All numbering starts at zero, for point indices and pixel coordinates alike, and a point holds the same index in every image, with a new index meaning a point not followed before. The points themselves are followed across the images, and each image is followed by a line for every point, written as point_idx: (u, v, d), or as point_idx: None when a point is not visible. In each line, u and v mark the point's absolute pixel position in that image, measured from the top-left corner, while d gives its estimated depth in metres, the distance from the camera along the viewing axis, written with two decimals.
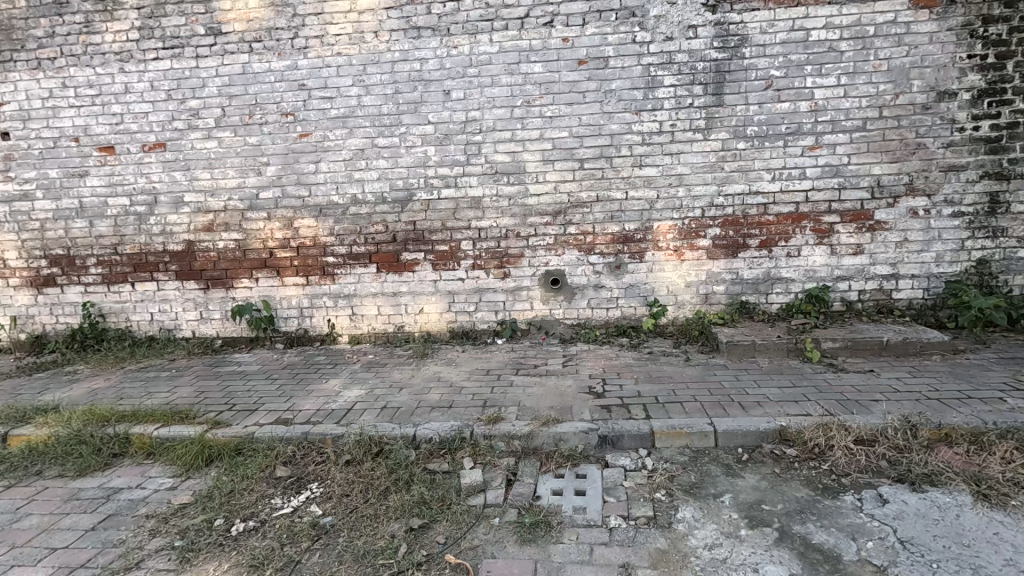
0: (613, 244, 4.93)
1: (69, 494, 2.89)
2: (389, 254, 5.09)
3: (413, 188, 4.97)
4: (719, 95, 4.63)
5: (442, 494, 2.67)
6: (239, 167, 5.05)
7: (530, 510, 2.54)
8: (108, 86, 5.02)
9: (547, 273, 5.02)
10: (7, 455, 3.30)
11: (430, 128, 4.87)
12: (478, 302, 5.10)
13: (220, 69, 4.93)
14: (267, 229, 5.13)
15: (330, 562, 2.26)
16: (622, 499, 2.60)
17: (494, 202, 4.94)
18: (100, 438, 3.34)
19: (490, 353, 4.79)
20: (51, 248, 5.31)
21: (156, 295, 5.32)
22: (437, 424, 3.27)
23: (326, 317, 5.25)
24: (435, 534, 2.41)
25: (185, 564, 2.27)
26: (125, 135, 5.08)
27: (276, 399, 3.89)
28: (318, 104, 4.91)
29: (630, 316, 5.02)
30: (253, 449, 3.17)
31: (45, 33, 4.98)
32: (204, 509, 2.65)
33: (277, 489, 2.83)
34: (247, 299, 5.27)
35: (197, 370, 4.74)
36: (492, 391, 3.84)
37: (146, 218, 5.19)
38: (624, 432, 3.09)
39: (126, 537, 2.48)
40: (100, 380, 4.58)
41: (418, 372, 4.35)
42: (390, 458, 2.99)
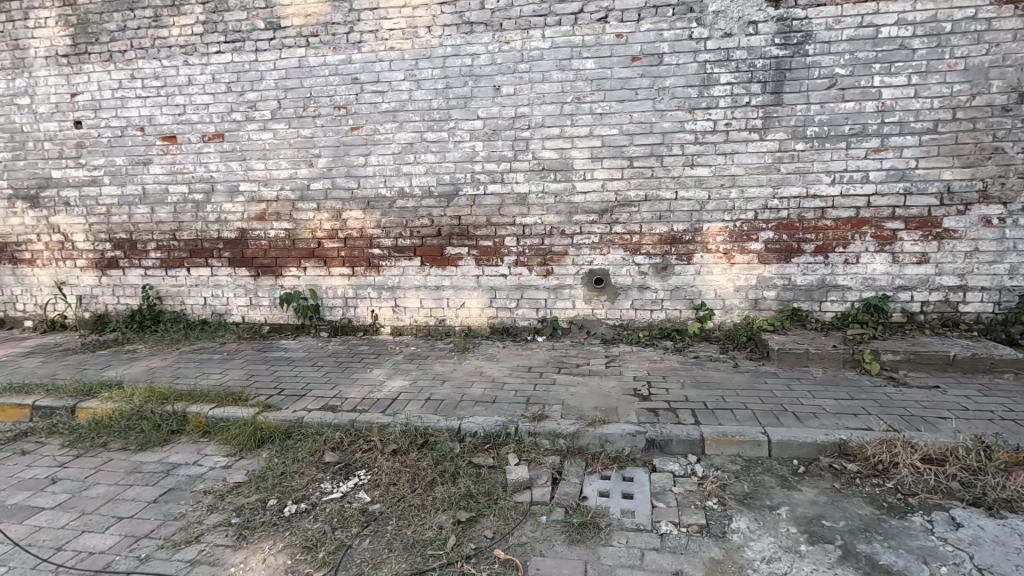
0: (661, 245, 4.83)
1: (132, 467, 3.02)
2: (434, 247, 5.13)
3: (459, 183, 4.99)
4: (778, 94, 4.47)
5: (488, 489, 2.67)
6: (292, 158, 5.18)
7: (578, 510, 2.51)
8: (172, 78, 5.23)
9: (591, 272, 4.96)
10: (76, 427, 3.48)
11: (479, 123, 4.88)
12: (520, 299, 5.09)
13: (277, 63, 5.06)
14: (316, 219, 5.25)
15: (380, 548, 2.29)
16: (672, 505, 2.55)
17: (540, 199, 4.91)
18: (160, 414, 3.49)
19: (530, 350, 4.77)
20: (115, 232, 5.58)
21: (209, 281, 5.53)
22: (481, 419, 3.27)
23: (369, 308, 5.35)
24: (483, 528, 2.41)
25: (242, 541, 2.34)
26: (186, 126, 5.29)
27: (323, 386, 3.97)
28: (370, 98, 4.98)
29: (675, 319, 4.92)
30: (303, 434, 3.25)
31: (117, 27, 5.23)
32: (258, 489, 2.72)
33: (327, 473, 2.88)
34: (295, 287, 5.41)
35: (247, 354, 4.90)
36: (535, 388, 3.83)
37: (204, 205, 5.39)
38: (673, 437, 3.02)
39: (186, 510, 2.58)
40: (157, 359, 4.78)
41: (460, 365, 4.37)
42: (436, 450, 3.01)
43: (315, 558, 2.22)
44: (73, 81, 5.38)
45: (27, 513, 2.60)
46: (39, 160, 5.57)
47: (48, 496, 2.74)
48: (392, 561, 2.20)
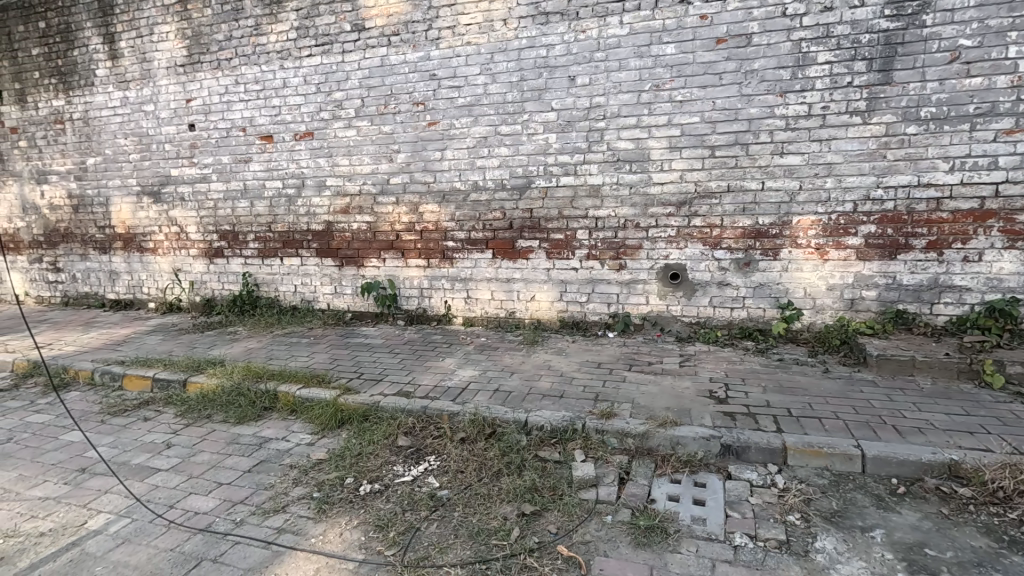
0: (743, 239, 4.54)
1: (231, 438, 3.34)
2: (505, 240, 5.16)
3: (532, 175, 4.98)
4: (887, 72, 4.02)
5: (553, 484, 2.66)
6: (373, 154, 5.43)
7: (646, 512, 2.44)
8: (270, 81, 5.65)
9: (666, 267, 4.77)
10: (187, 399, 3.90)
11: (553, 115, 4.83)
12: (591, 293, 5.01)
13: (362, 63, 5.31)
14: (395, 213, 5.47)
15: (446, 533, 2.36)
16: (748, 516, 2.40)
17: (614, 191, 4.79)
18: (255, 391, 3.82)
19: (600, 345, 4.69)
20: (221, 224, 6.16)
21: (299, 270, 5.95)
22: (548, 413, 3.27)
23: (443, 299, 5.51)
24: (547, 523, 2.41)
25: (322, 514, 2.51)
26: (281, 125, 5.70)
27: (398, 372, 4.16)
28: (446, 93, 5.09)
29: (758, 318, 4.61)
30: (378, 417, 3.43)
31: (224, 36, 5.73)
32: (337, 467, 2.90)
33: (399, 457, 3.02)
34: (375, 277, 5.69)
35: (331, 339, 5.23)
36: (604, 384, 3.76)
37: (295, 199, 5.79)
38: (751, 444, 2.85)
39: (275, 482, 2.81)
40: (254, 341, 5.24)
41: (529, 358, 4.38)
42: (503, 441, 3.05)
43: (385, 537, 2.33)
44: (188, 88, 5.98)
45: (146, 472, 2.96)
46: (161, 160, 6.26)
47: (163, 460, 3.10)
48: (457, 547, 2.26)
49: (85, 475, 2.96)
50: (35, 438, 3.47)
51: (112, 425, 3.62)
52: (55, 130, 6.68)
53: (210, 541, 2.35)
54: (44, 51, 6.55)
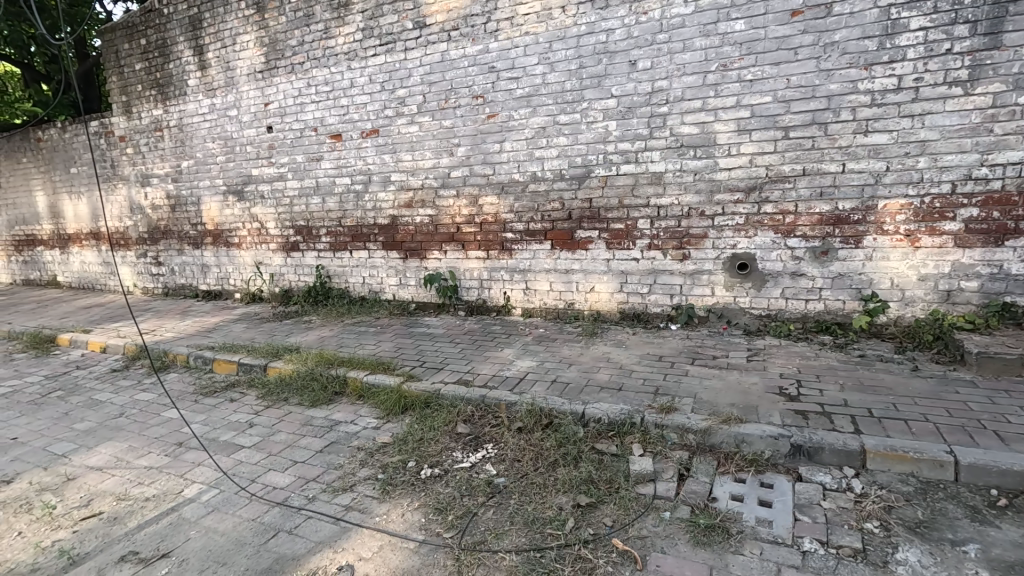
0: (820, 226, 4.23)
1: (305, 420, 3.58)
2: (564, 231, 5.12)
3: (591, 164, 4.90)
4: (994, 34, 3.57)
5: (609, 477, 2.64)
6: (435, 148, 5.56)
7: (706, 511, 2.36)
8: (339, 83, 5.93)
9: (733, 256, 4.55)
10: (267, 382, 4.22)
11: (613, 102, 4.71)
12: (653, 284, 4.87)
13: (423, 59, 5.44)
14: (455, 205, 5.58)
15: (502, 520, 2.41)
16: (819, 520, 2.26)
17: (677, 178, 4.61)
18: (327, 376, 4.06)
19: (662, 338, 4.56)
20: (296, 220, 6.56)
21: (367, 262, 6.23)
22: (606, 406, 3.24)
23: (502, 290, 5.57)
24: (603, 516, 2.39)
25: (386, 495, 2.64)
26: (349, 124, 5.96)
27: (459, 361, 4.27)
28: (505, 85, 5.11)
29: (837, 311, 4.30)
30: (439, 404, 3.55)
31: (298, 42, 6.06)
32: (400, 451, 3.04)
33: (458, 443, 3.10)
34: (437, 269, 5.85)
35: (396, 329, 5.44)
36: (664, 378, 3.66)
37: (363, 195, 6.06)
38: (825, 445, 2.67)
39: (344, 462, 2.99)
40: (326, 330, 5.56)
41: (587, 350, 4.35)
42: (560, 432, 3.05)
43: (444, 520, 2.42)
44: (267, 93, 6.39)
45: (232, 448, 3.24)
46: (244, 162, 6.75)
47: (246, 437, 3.38)
48: (513, 534, 2.30)
49: (181, 448, 3.29)
50: (142, 414, 3.90)
51: (205, 405, 3.99)
52: (154, 137, 7.38)
53: (287, 514, 2.54)
54: (145, 66, 7.24)
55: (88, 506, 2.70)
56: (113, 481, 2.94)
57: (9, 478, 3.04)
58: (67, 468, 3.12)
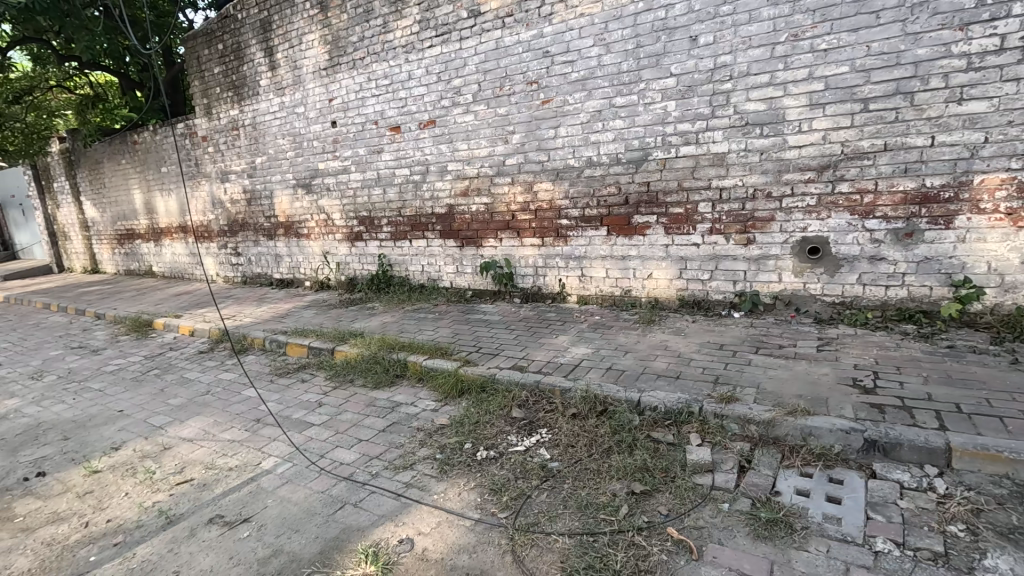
0: (904, 206, 3.89)
1: (369, 401, 3.78)
2: (621, 216, 5.02)
3: (649, 147, 4.75)
4: None
5: (665, 466, 2.60)
6: (490, 137, 5.59)
7: (768, 505, 2.28)
8: (397, 76, 6.08)
9: (803, 240, 4.28)
10: (335, 365, 4.47)
11: (672, 81, 4.54)
12: (714, 270, 4.69)
13: (478, 48, 5.46)
14: (511, 193, 5.60)
15: (556, 503, 2.44)
16: (894, 520, 2.12)
17: (742, 158, 4.38)
18: (389, 360, 4.25)
19: (724, 326, 4.39)
20: (360, 211, 6.84)
21: (425, 251, 6.41)
22: (663, 394, 3.17)
23: (558, 277, 5.55)
24: (658, 504, 2.36)
25: (443, 474, 2.74)
26: (408, 116, 6.12)
27: (514, 348, 4.32)
28: (560, 69, 5.04)
29: (922, 298, 3.96)
30: (495, 389, 3.62)
31: (359, 38, 6.26)
32: (457, 432, 3.14)
33: (513, 427, 3.16)
34: (493, 257, 5.92)
35: (453, 315, 5.58)
36: (725, 367, 3.53)
37: (421, 185, 6.21)
38: (904, 442, 2.49)
39: (404, 442, 3.13)
40: (388, 316, 5.79)
41: (645, 337, 4.27)
42: (614, 419, 3.03)
43: (499, 500, 2.48)
44: (331, 90, 6.67)
45: (304, 425, 3.47)
46: (311, 156, 7.11)
47: (316, 416, 3.61)
48: (566, 517, 2.32)
49: (259, 424, 3.57)
50: (225, 392, 4.26)
51: (279, 385, 4.29)
52: (232, 136, 7.91)
53: (352, 488, 2.70)
54: (222, 69, 7.75)
55: (182, 472, 3.00)
56: (202, 452, 3.24)
57: (118, 445, 3.43)
58: (164, 438, 3.47)
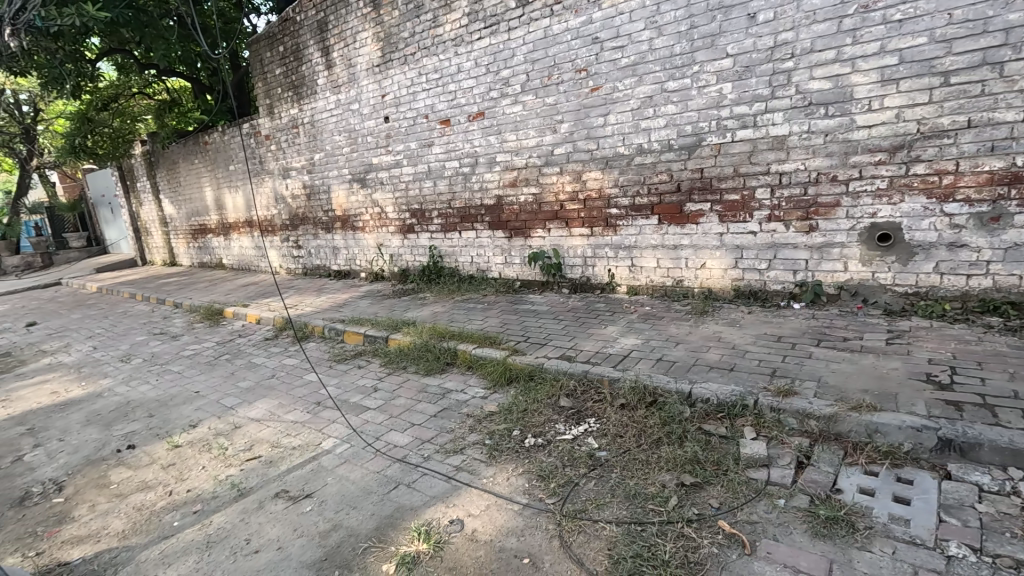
0: (989, 188, 3.57)
1: (421, 387, 3.90)
2: (673, 204, 4.89)
3: (702, 132, 4.59)
4: None
5: (718, 459, 2.54)
6: (538, 127, 5.58)
7: (828, 502, 2.18)
8: (447, 69, 6.16)
9: (872, 227, 4.02)
10: (389, 352, 4.65)
11: (728, 62, 4.35)
12: (773, 259, 4.49)
13: (526, 37, 5.45)
14: (559, 182, 5.57)
15: (603, 491, 2.44)
16: (971, 524, 1.98)
17: (804, 141, 4.15)
18: (440, 348, 4.36)
19: (783, 317, 4.20)
20: (411, 204, 7.01)
21: (475, 242, 6.50)
22: (716, 386, 3.09)
23: (607, 267, 5.49)
24: (709, 496, 2.32)
25: (492, 459, 2.81)
26: (457, 109, 6.20)
27: (562, 337, 4.33)
28: (609, 55, 4.95)
29: (1009, 289, 3.64)
30: (543, 378, 3.65)
31: (409, 34, 6.39)
32: (506, 419, 3.19)
33: (561, 416, 3.18)
34: (541, 247, 5.93)
35: (502, 305, 5.64)
36: (783, 360, 3.39)
37: (470, 176, 6.29)
38: (985, 442, 2.32)
39: (455, 427, 3.22)
40: (439, 306, 5.93)
41: (697, 329, 4.16)
42: (664, 410, 2.99)
43: (547, 487, 2.51)
44: (384, 86, 6.86)
45: (360, 409, 3.64)
46: (365, 152, 7.35)
47: (371, 400, 3.77)
48: (614, 506, 2.32)
49: (320, 407, 3.77)
50: (289, 376, 4.52)
51: (338, 370, 4.51)
52: (293, 134, 8.30)
53: (406, 470, 2.81)
54: (283, 70, 8.13)
55: (250, 450, 3.23)
56: (268, 431, 3.47)
57: (195, 423, 3.73)
58: (235, 418, 3.74)
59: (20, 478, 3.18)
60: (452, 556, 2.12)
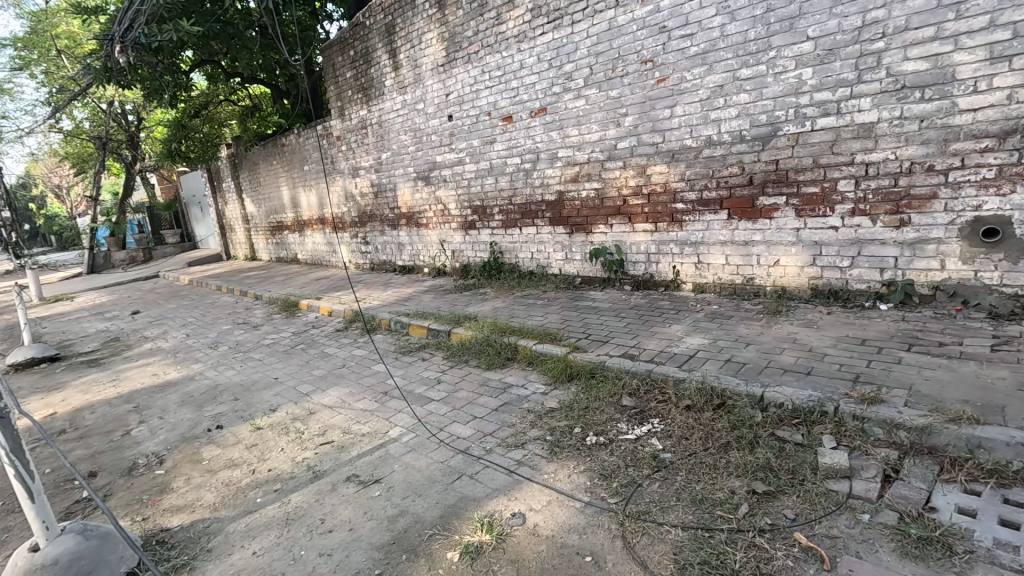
0: None
1: (483, 381, 3.97)
2: (744, 199, 4.66)
3: (778, 121, 4.33)
4: None
5: (793, 467, 2.41)
6: (601, 121, 5.49)
7: (920, 521, 2.01)
8: (510, 66, 6.20)
9: (975, 221, 3.63)
10: (451, 346, 4.76)
11: (808, 45, 4.08)
12: (856, 257, 4.18)
13: (591, 30, 5.36)
14: (622, 177, 5.46)
15: (668, 494, 2.37)
16: None
17: (895, 128, 3.82)
18: (501, 343, 4.42)
19: (867, 319, 3.90)
20: (473, 200, 7.12)
21: (535, 238, 6.51)
22: (791, 390, 2.93)
23: (671, 264, 5.33)
24: (783, 506, 2.20)
25: (554, 455, 2.81)
26: (519, 105, 6.22)
27: (624, 335, 4.25)
28: (677, 44, 4.78)
29: None
30: (605, 375, 3.61)
31: (473, 32, 6.48)
32: (567, 416, 3.18)
33: (623, 415, 3.12)
34: (602, 243, 5.84)
35: (563, 302, 5.62)
36: (868, 365, 3.15)
37: (531, 172, 6.30)
38: None
39: (516, 421, 3.25)
40: (499, 301, 6.00)
41: (769, 329, 3.95)
42: (733, 414, 2.87)
43: (609, 486, 2.48)
44: (448, 85, 7.01)
45: (425, 400, 3.76)
46: (430, 150, 7.54)
47: (435, 392, 3.89)
48: (679, 509, 2.25)
49: (387, 397, 3.93)
50: (358, 366, 4.74)
51: (404, 362, 4.67)
52: (362, 134, 8.66)
53: (468, 461, 2.88)
54: (353, 73, 8.49)
55: (324, 435, 3.42)
56: (339, 418, 3.66)
57: (274, 407, 4.00)
58: (310, 404, 3.97)
59: (127, 451, 3.54)
60: (514, 549, 2.15)
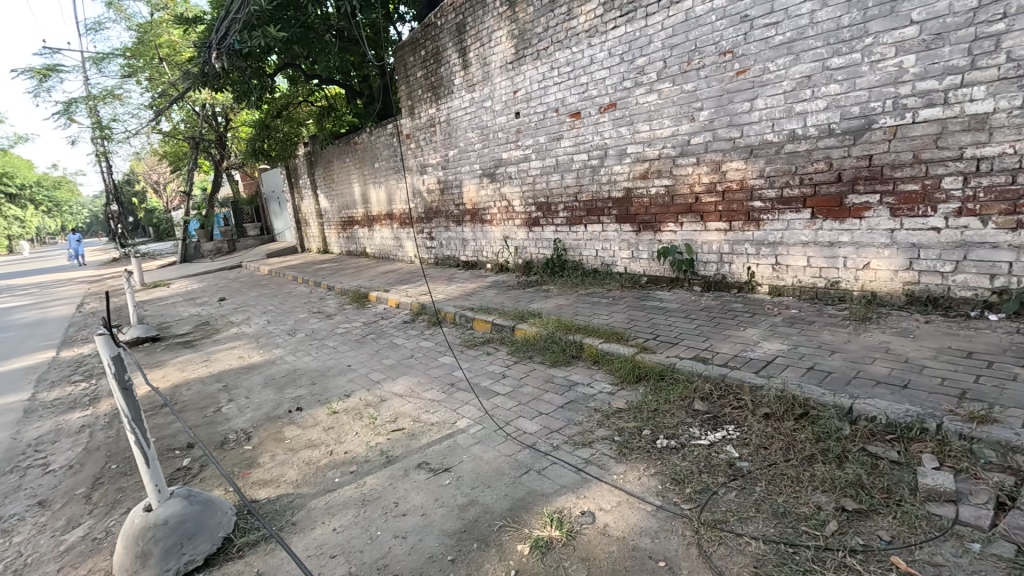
0: None
1: (548, 378, 3.97)
2: (830, 197, 4.37)
3: (874, 114, 4.02)
4: None
5: (888, 486, 2.24)
6: (674, 115, 5.32)
7: None
8: (580, 61, 6.14)
9: None
10: (516, 342, 4.80)
11: (912, 30, 3.75)
12: (961, 261, 3.81)
13: (666, 21, 5.20)
14: (695, 174, 5.27)
15: (747, 504, 2.27)
16: None
17: (1015, 118, 3.44)
18: (566, 341, 4.40)
19: (973, 329, 3.55)
20: (538, 197, 7.13)
21: (600, 236, 6.42)
22: (884, 403, 2.71)
23: (746, 265, 5.09)
24: (877, 527, 2.05)
25: (623, 456, 2.77)
26: (588, 101, 6.15)
27: (695, 338, 4.11)
28: (760, 34, 4.54)
29: None
30: (675, 378, 3.50)
31: (543, 29, 6.47)
32: (636, 417, 3.12)
33: (696, 420, 3.02)
34: (672, 242, 5.67)
35: (628, 301, 5.51)
36: (976, 380, 2.86)
37: (599, 169, 6.21)
38: None
39: (583, 419, 3.23)
40: (563, 299, 5.98)
41: (857, 337, 3.68)
42: (818, 425, 2.70)
43: (682, 491, 2.42)
44: (516, 82, 7.05)
45: (491, 394, 3.81)
46: (496, 147, 7.62)
47: (501, 386, 3.93)
48: (759, 521, 2.15)
49: (453, 389, 4.02)
50: (425, 358, 4.88)
51: (469, 355, 4.76)
52: (430, 132, 8.89)
53: (536, 456, 2.89)
54: (424, 72, 8.71)
55: (395, 422, 3.55)
56: (409, 406, 3.79)
57: (348, 393, 4.20)
58: (381, 392, 4.13)
59: (220, 426, 3.84)
60: (584, 547, 2.14)
